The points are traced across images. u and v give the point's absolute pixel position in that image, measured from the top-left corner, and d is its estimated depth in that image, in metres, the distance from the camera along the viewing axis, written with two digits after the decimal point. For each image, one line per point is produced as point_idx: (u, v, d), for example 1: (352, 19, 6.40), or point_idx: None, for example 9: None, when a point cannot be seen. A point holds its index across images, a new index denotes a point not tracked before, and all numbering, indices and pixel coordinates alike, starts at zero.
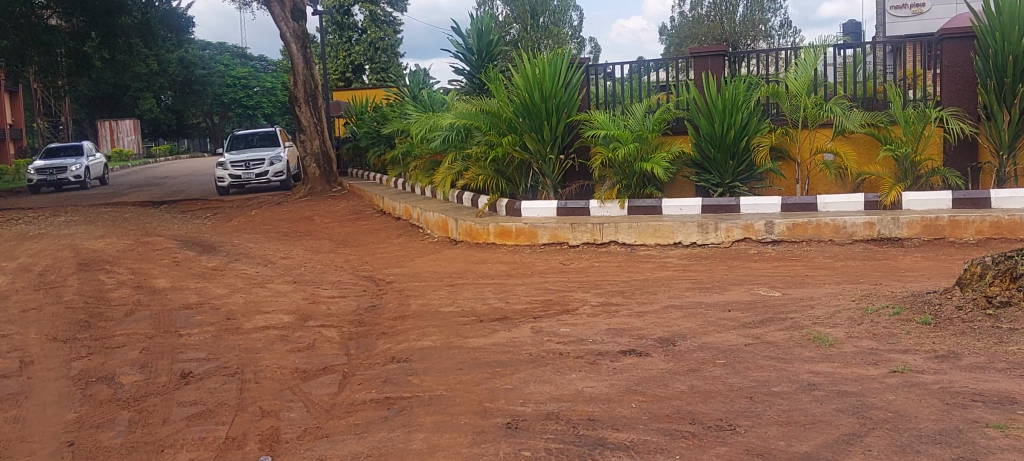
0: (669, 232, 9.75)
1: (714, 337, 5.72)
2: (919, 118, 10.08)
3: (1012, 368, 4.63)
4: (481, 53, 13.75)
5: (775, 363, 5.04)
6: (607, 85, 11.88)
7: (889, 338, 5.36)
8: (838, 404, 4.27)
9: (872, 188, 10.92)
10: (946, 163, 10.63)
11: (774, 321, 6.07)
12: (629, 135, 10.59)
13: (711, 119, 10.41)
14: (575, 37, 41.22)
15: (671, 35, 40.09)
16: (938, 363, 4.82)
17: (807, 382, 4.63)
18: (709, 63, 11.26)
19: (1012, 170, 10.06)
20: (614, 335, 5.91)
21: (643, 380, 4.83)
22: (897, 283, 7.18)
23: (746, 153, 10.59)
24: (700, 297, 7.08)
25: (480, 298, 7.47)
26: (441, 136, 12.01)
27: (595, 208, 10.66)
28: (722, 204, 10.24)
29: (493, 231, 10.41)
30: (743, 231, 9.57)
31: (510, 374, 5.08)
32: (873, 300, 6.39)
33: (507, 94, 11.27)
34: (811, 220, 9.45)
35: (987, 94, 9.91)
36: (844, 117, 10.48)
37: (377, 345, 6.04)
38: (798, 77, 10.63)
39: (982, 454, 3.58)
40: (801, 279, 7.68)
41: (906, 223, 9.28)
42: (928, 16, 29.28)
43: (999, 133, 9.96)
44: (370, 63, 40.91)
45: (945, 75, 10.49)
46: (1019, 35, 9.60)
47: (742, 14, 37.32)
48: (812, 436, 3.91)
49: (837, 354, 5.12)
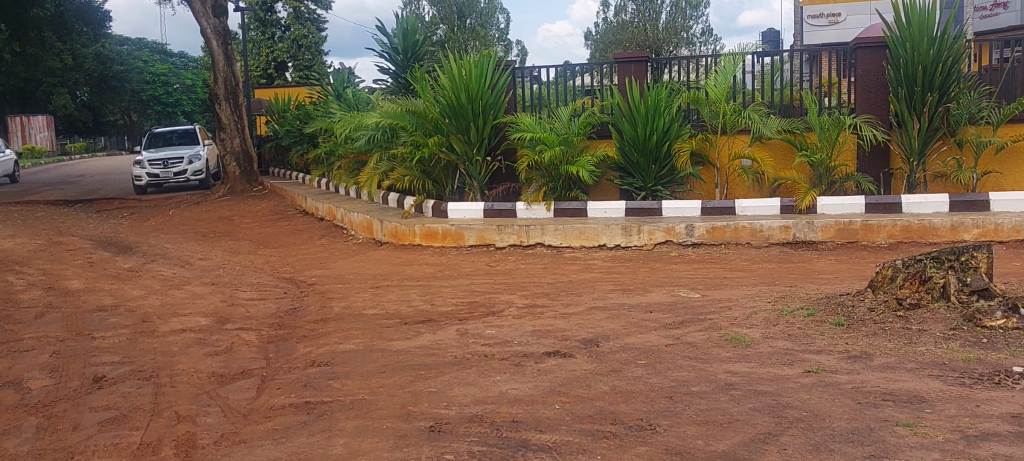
0: (594, 234, 9.83)
1: (637, 337, 5.78)
2: (834, 125, 10.32)
3: (920, 368, 4.79)
4: (407, 53, 13.65)
5: (695, 363, 5.11)
6: (533, 88, 11.92)
7: (804, 339, 5.49)
8: (754, 403, 4.35)
9: (788, 193, 11.22)
10: (860, 169, 10.93)
11: (693, 321, 6.17)
12: (554, 138, 10.67)
13: (634, 123, 10.55)
14: (502, 40, 41.31)
15: (596, 40, 40.49)
16: (850, 363, 4.95)
17: (725, 382, 4.71)
18: (633, 68, 11.35)
19: (921, 176, 10.44)
20: (539, 336, 5.92)
21: (567, 381, 4.86)
22: (812, 285, 7.36)
23: (668, 157, 10.73)
24: (623, 299, 7.15)
25: (404, 300, 7.42)
26: (365, 135, 11.92)
27: (522, 210, 10.71)
28: (645, 208, 10.39)
29: (418, 232, 10.35)
30: (665, 234, 9.69)
31: (434, 376, 5.05)
32: (788, 302, 6.55)
33: (432, 94, 11.21)
34: (729, 223, 9.59)
35: (898, 102, 10.23)
36: (762, 124, 10.70)
37: (297, 348, 5.95)
38: (717, 84, 10.82)
39: (892, 452, 3.69)
40: (719, 281, 7.83)
41: (820, 227, 9.51)
42: (844, 26, 30.15)
43: (909, 140, 10.31)
44: (293, 60, 40.25)
45: (859, 83, 10.77)
46: (928, 46, 9.91)
47: (665, 21, 37.73)
48: (729, 435, 3.97)
49: (754, 354, 5.21)
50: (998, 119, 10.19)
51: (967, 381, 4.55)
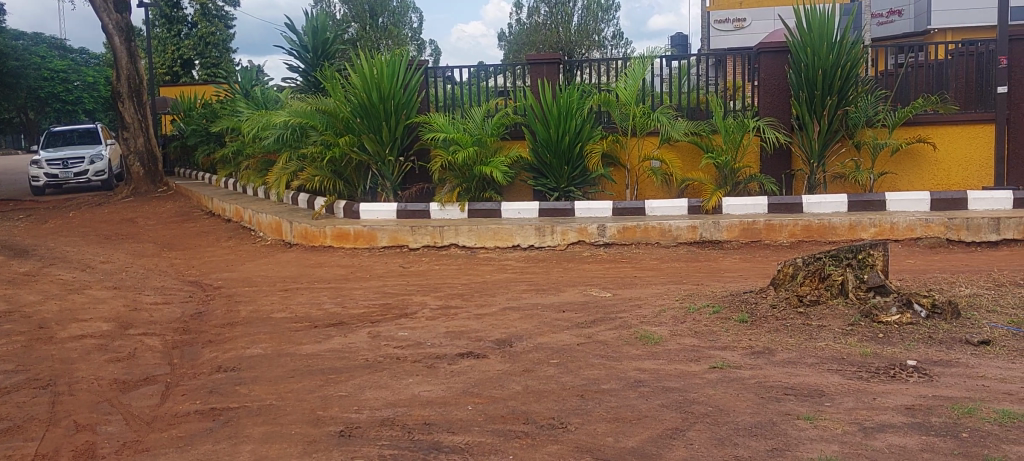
0: (508, 235, 9.87)
1: (549, 337, 5.83)
2: (738, 127, 10.57)
3: (820, 363, 4.95)
4: (317, 52, 13.46)
5: (605, 361, 5.18)
6: (446, 88, 11.88)
7: (710, 335, 5.62)
8: (662, 400, 4.43)
9: (695, 194, 11.45)
10: (763, 170, 11.23)
11: (604, 320, 6.25)
12: (468, 139, 10.68)
13: (547, 124, 10.64)
14: (415, 40, 41.09)
15: (509, 41, 40.63)
16: (753, 358, 5.09)
17: (634, 379, 4.79)
18: (545, 70, 11.42)
19: (821, 177, 10.80)
20: (451, 338, 5.91)
21: (479, 381, 4.86)
22: (718, 283, 7.54)
23: (581, 159, 10.85)
24: (536, 299, 7.20)
25: (314, 303, 7.31)
26: (274, 134, 11.71)
27: (435, 211, 10.69)
28: (558, 208, 10.48)
29: (330, 233, 10.23)
30: (578, 234, 9.77)
31: (344, 380, 4.99)
32: (695, 300, 6.69)
33: (343, 93, 11.08)
34: (639, 223, 9.74)
35: (799, 106, 10.55)
36: (670, 126, 10.90)
37: (203, 353, 5.80)
38: (627, 87, 10.99)
39: (794, 444, 3.81)
40: (629, 280, 7.95)
41: (726, 227, 9.71)
42: (749, 31, 30.95)
43: (810, 142, 10.64)
44: (200, 57, 39.16)
45: (763, 87, 11.08)
46: (828, 51, 10.27)
47: (577, 24, 38.04)
48: (638, 431, 4.03)
49: (662, 351, 5.31)
50: (892, 122, 10.61)
51: (864, 375, 4.72)
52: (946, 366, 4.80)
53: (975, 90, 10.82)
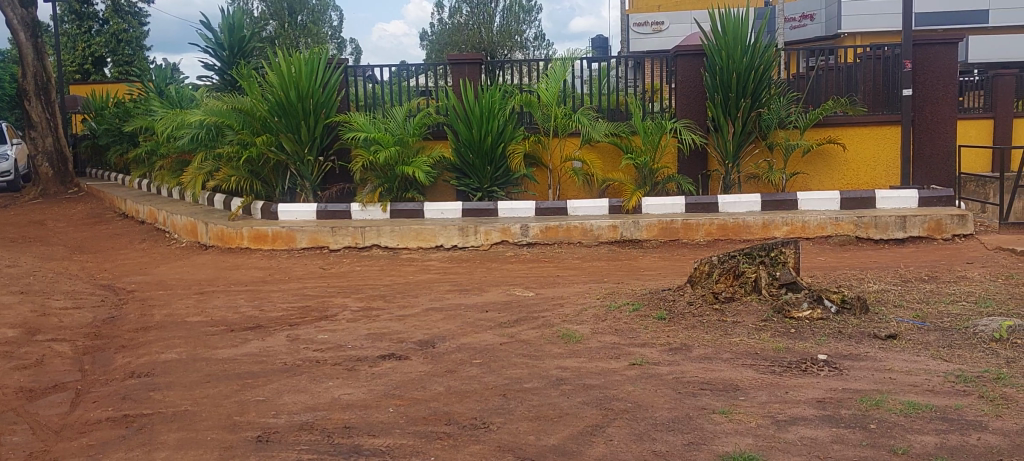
0: (431, 235, 9.84)
1: (472, 337, 5.83)
2: (657, 128, 10.74)
3: (735, 358, 5.08)
4: (233, 49, 13.20)
5: (527, 360, 5.21)
6: (367, 87, 11.77)
7: (630, 332, 5.70)
8: (583, 397, 4.48)
9: (615, 194, 11.57)
10: (681, 171, 11.42)
11: (527, 319, 6.28)
12: (389, 138, 10.62)
13: (468, 124, 10.65)
14: (335, 38, 40.56)
15: (431, 41, 40.42)
16: (671, 355, 5.19)
17: (555, 377, 4.83)
18: (467, 70, 11.42)
19: (736, 178, 11.05)
20: (373, 339, 5.87)
21: (400, 383, 4.84)
22: (638, 281, 7.65)
23: (503, 159, 10.88)
24: (458, 299, 7.20)
25: (231, 306, 7.17)
26: (189, 133, 11.43)
27: (356, 212, 10.61)
28: (481, 208, 10.50)
29: (247, 235, 10.06)
30: (501, 234, 9.80)
31: (262, 385, 4.91)
32: (615, 298, 6.78)
33: (260, 92, 10.89)
34: (561, 223, 9.81)
35: (715, 108, 10.76)
36: (590, 127, 11.01)
37: (115, 359, 5.64)
38: (548, 88, 11.07)
39: (710, 438, 3.89)
40: (552, 279, 8.01)
41: (645, 226, 9.84)
42: (668, 34, 31.44)
43: (725, 143, 10.88)
44: (112, 55, 37.54)
45: (680, 89, 11.29)
46: (741, 55, 10.53)
47: (499, 25, 37.98)
48: (559, 429, 4.07)
49: (583, 349, 5.37)
50: (804, 124, 10.93)
51: (777, 369, 4.86)
52: (856, 360, 4.97)
53: (882, 93, 11.20)
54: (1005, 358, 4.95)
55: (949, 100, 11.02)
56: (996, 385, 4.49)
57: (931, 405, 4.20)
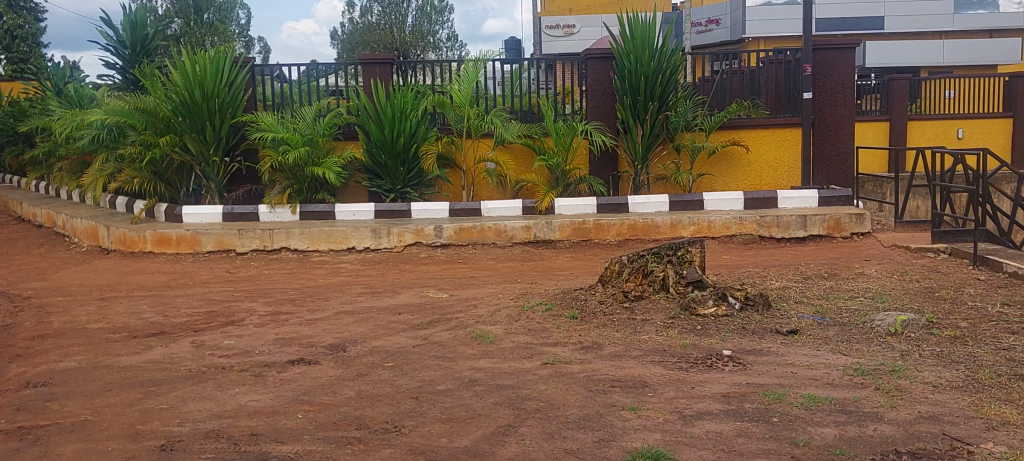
0: (342, 238, 9.73)
1: (384, 340, 5.79)
2: (568, 130, 10.83)
3: (645, 355, 5.16)
4: (135, 48, 12.81)
5: (440, 362, 5.20)
6: (276, 86, 11.57)
7: (542, 332, 5.74)
8: (495, 398, 4.49)
9: (528, 195, 11.61)
10: (592, 172, 11.55)
11: (440, 321, 6.27)
12: (299, 139, 10.46)
13: (380, 125, 10.57)
14: (242, 36, 39.72)
15: (342, 41, 39.88)
16: (583, 353, 5.25)
17: (468, 379, 4.83)
18: (377, 70, 11.32)
19: (645, 178, 11.25)
20: (282, 344, 5.77)
21: (310, 388, 4.77)
22: (550, 282, 7.71)
23: (415, 160, 10.83)
24: (371, 302, 7.13)
25: (134, 312, 6.96)
26: (88, 134, 11.04)
27: (265, 213, 10.42)
28: (394, 209, 10.43)
29: (150, 238, 9.78)
30: (414, 235, 9.75)
31: (167, 392, 4.78)
32: (528, 298, 6.82)
33: (164, 91, 10.59)
34: (475, 224, 9.81)
35: (624, 110, 10.92)
36: (503, 128, 11.05)
37: (9, 369, 5.41)
38: (461, 89, 11.05)
39: (620, 435, 3.95)
40: (465, 281, 8.00)
41: (558, 226, 9.91)
42: (579, 37, 31.64)
43: (635, 145, 11.05)
44: (6, 52, 35.46)
45: (590, 91, 11.42)
46: (650, 57, 10.71)
47: (411, 25, 37.38)
48: (471, 430, 4.07)
49: (496, 350, 5.39)
50: (709, 126, 11.19)
51: (684, 365, 4.96)
52: (759, 355, 5.11)
53: (784, 96, 11.54)
54: (899, 351, 5.16)
55: (846, 103, 11.42)
56: (891, 377, 4.67)
57: (830, 398, 4.35)
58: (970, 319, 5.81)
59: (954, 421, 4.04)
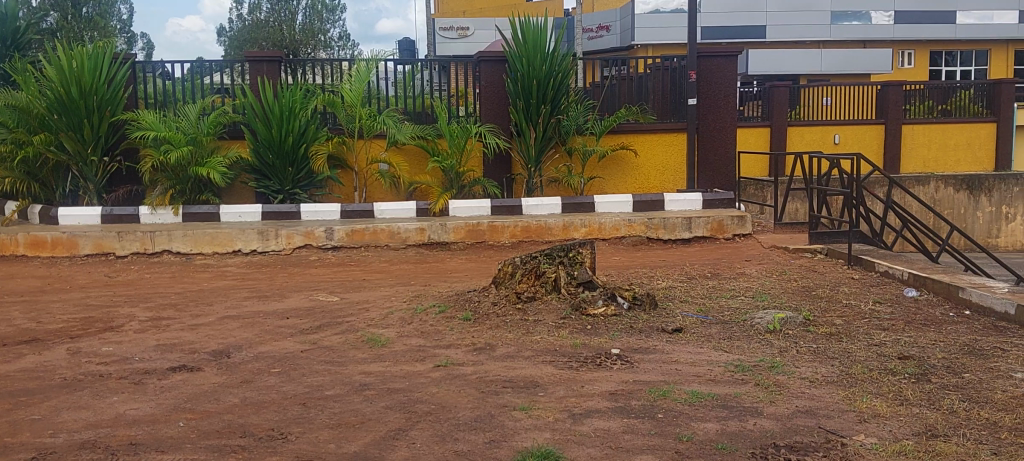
0: (227, 240, 9.48)
1: (270, 345, 5.67)
2: (462, 132, 10.83)
3: (536, 355, 5.21)
4: (6, 41, 12.18)
5: (329, 366, 5.13)
6: (159, 83, 11.19)
7: (435, 335, 5.72)
8: (386, 402, 4.45)
9: (422, 197, 11.56)
10: (486, 174, 11.59)
11: (330, 325, 6.18)
12: (182, 138, 10.16)
13: (267, 124, 10.35)
14: (124, 32, 38.25)
15: (230, 38, 38.76)
16: (475, 355, 5.26)
17: (358, 383, 4.78)
18: (265, 68, 11.07)
19: (538, 181, 11.37)
20: (163, 351, 5.58)
21: (193, 396, 4.63)
22: (444, 284, 7.69)
23: (305, 161, 10.67)
24: (258, 306, 6.97)
25: (4, 319, 6.61)
26: None
27: (146, 215, 10.08)
28: (282, 211, 10.23)
29: (23, 241, 9.34)
30: (304, 238, 9.57)
31: (38, 402, 4.56)
32: (421, 301, 6.78)
33: (37, 87, 10.12)
34: (367, 226, 9.69)
35: (517, 113, 11.00)
36: (395, 129, 10.97)
37: None
38: (352, 89, 10.91)
39: (510, 435, 3.98)
40: (357, 284, 7.90)
41: (452, 228, 9.88)
42: (472, 39, 31.35)
43: (528, 148, 11.16)
44: None
45: (484, 94, 11.45)
46: (541, 62, 10.82)
47: (302, 23, 35.79)
48: (360, 435, 4.03)
49: (388, 353, 5.34)
50: (599, 130, 11.37)
51: (574, 364, 5.02)
52: (646, 353, 5.22)
53: (670, 102, 11.84)
54: (778, 348, 5.36)
55: (730, 109, 11.76)
56: (770, 373, 4.85)
57: (713, 394, 4.48)
58: (844, 316, 6.08)
59: (828, 414, 4.22)
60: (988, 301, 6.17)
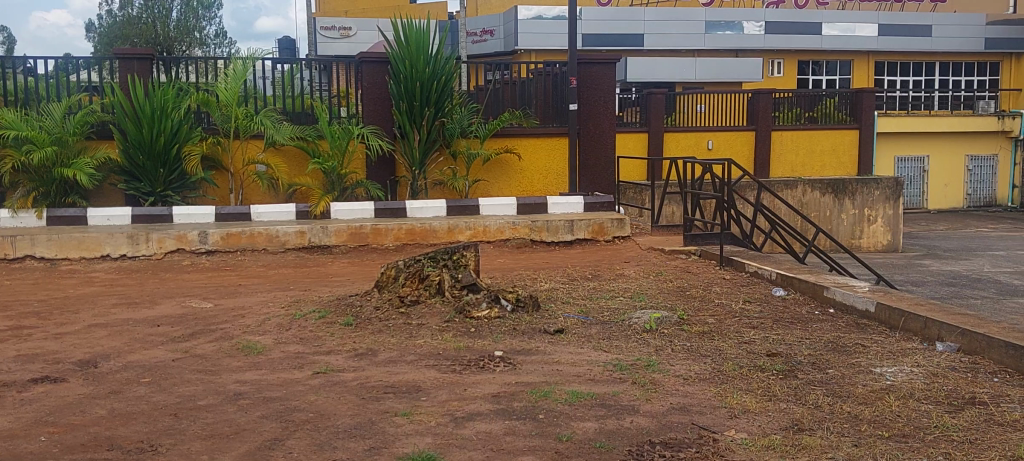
0: (95, 245, 9.08)
1: (140, 354, 5.45)
2: (343, 134, 10.69)
3: (419, 359, 5.19)
4: None
5: (202, 375, 4.97)
6: (21, 80, 10.64)
7: (314, 341, 5.62)
8: (262, 411, 4.35)
9: (302, 199, 11.30)
10: (369, 176, 11.46)
11: (205, 332, 5.99)
12: (45, 137, 9.71)
13: (138, 124, 9.99)
14: None
15: (99, 33, 36.99)
16: (356, 360, 5.19)
17: (233, 392, 4.65)
18: (136, 66, 10.66)
19: (422, 184, 11.35)
20: (24, 362, 5.29)
21: (55, 409, 4.41)
22: (324, 288, 7.57)
23: (178, 162, 10.34)
24: (127, 314, 6.69)
25: None
26: None
27: (6, 219, 9.57)
28: (154, 214, 9.85)
29: None
30: (176, 241, 9.24)
31: None
32: (300, 306, 6.65)
33: None
34: (244, 229, 9.44)
35: (400, 115, 10.93)
36: (274, 130, 10.75)
37: None
38: (227, 88, 10.62)
39: (390, 441, 3.94)
40: (233, 289, 7.69)
41: (333, 231, 9.73)
42: (356, 40, 30.49)
43: (412, 150, 11.12)
44: None
45: (366, 95, 11.32)
46: (424, 64, 10.79)
47: (176, 20, 34.42)
48: (235, 446, 3.92)
49: (264, 361, 5.22)
50: (483, 133, 11.41)
51: (457, 367, 5.02)
52: (528, 355, 5.27)
53: (552, 106, 11.95)
54: (654, 346, 5.49)
55: (609, 114, 12.00)
56: (647, 371, 4.96)
57: (593, 393, 4.56)
58: (716, 315, 6.28)
59: (701, 410, 4.35)
60: (851, 299, 6.48)
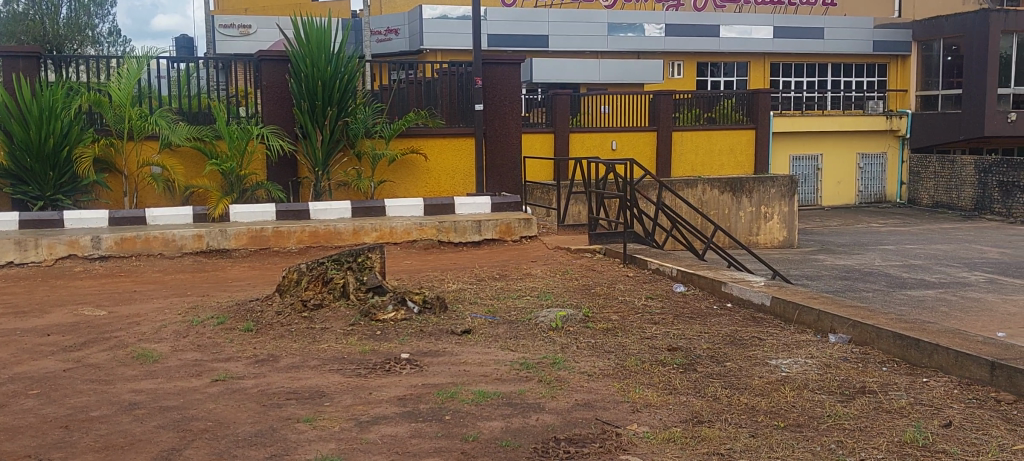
0: None
1: (27, 365, 5.22)
2: (242, 134, 10.45)
3: (322, 364, 5.11)
4: None
5: (95, 386, 4.79)
6: None
7: (213, 348, 5.48)
8: (158, 421, 4.22)
9: (200, 201, 11.01)
10: (270, 177, 11.25)
11: (97, 341, 5.78)
12: None
13: (25, 125, 9.60)
14: None
15: None
16: (257, 367, 5.08)
17: (128, 403, 4.50)
18: (21, 64, 10.22)
19: (325, 185, 11.19)
20: None
21: None
22: (223, 294, 7.39)
23: (69, 164, 9.97)
24: (13, 324, 6.39)
25: None
26: None
27: None
28: (42, 219, 9.47)
29: None
30: (67, 247, 8.91)
31: None
32: (198, 312, 6.47)
33: None
34: (139, 234, 9.14)
35: (301, 115, 10.78)
36: (169, 131, 10.46)
37: None
38: (120, 87, 10.29)
39: (292, 448, 3.87)
40: (127, 296, 7.43)
41: (233, 235, 9.52)
42: (255, 38, 29.42)
43: (315, 151, 10.97)
44: None
45: (266, 95, 11.11)
46: (325, 63, 10.65)
47: (66, 16, 32.10)
48: (130, 457, 3.79)
49: (161, 369, 5.06)
50: (387, 133, 11.33)
51: (362, 371, 4.97)
52: (434, 356, 5.25)
53: (458, 107, 11.95)
54: (559, 344, 5.54)
55: (514, 114, 12.05)
56: (552, 369, 5.00)
57: (499, 392, 4.57)
58: (619, 313, 6.37)
59: (605, 406, 4.41)
60: (747, 294, 6.67)
